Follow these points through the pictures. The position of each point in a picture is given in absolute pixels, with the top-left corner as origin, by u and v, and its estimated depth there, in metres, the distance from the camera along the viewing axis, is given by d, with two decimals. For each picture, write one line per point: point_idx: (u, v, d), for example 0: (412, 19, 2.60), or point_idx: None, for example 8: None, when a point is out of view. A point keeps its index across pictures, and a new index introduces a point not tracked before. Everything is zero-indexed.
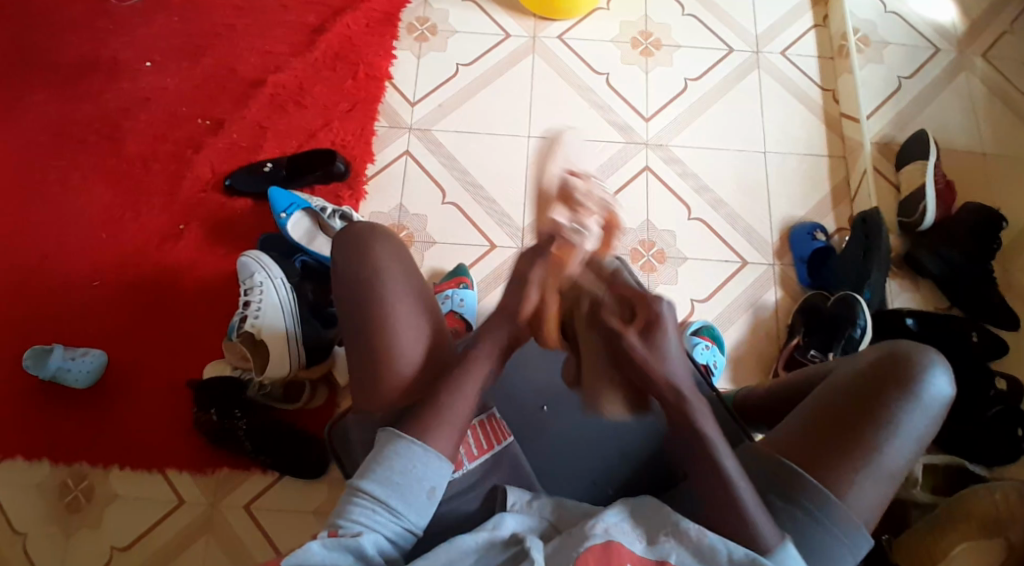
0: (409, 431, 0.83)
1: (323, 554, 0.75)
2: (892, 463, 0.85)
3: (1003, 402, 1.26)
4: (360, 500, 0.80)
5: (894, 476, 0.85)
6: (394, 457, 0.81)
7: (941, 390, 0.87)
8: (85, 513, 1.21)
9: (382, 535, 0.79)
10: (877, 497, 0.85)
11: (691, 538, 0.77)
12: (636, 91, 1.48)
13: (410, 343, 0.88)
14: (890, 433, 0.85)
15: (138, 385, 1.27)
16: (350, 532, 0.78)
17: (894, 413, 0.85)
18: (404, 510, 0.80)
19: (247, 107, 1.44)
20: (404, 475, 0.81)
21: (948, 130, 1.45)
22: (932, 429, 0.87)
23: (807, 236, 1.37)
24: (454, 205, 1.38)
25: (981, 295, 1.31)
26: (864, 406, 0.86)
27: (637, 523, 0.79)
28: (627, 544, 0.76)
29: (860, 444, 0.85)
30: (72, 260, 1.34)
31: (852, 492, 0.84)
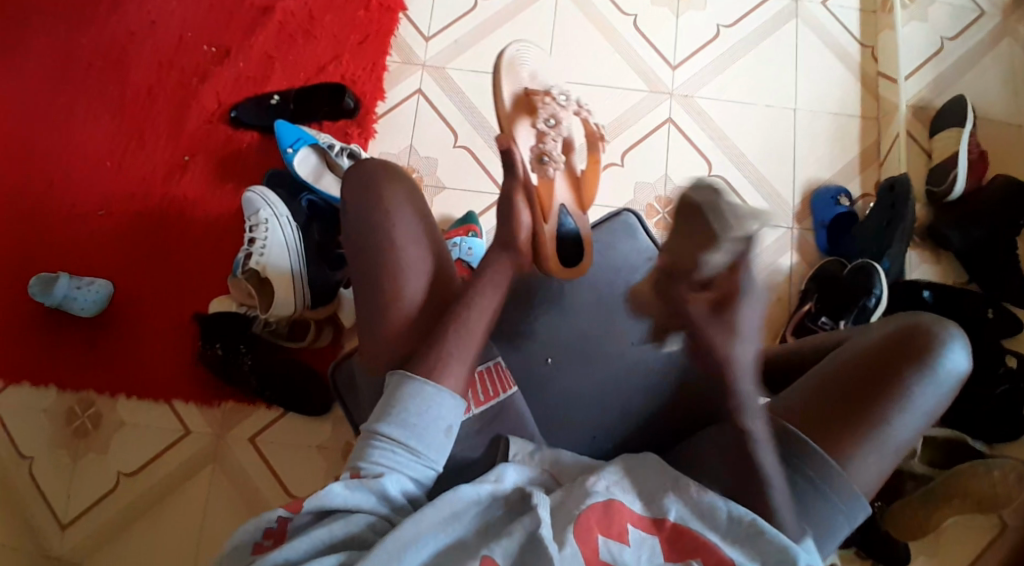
0: (418, 371, 0.82)
1: (345, 496, 0.75)
2: (900, 437, 0.83)
3: (1012, 381, 1.23)
4: (378, 442, 0.79)
5: (899, 450, 0.84)
6: (409, 398, 0.81)
7: (955, 366, 0.85)
8: (92, 440, 1.23)
9: (404, 475, 0.78)
10: (882, 468, 0.83)
11: (691, 495, 0.78)
12: (663, 37, 1.41)
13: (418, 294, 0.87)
14: (899, 405, 0.83)
15: (143, 317, 1.27)
16: (371, 474, 0.78)
17: (906, 388, 0.83)
18: (424, 449, 0.80)
19: (256, 34, 1.39)
20: (420, 415, 0.80)
21: (987, 98, 1.38)
22: (943, 405, 0.85)
23: (831, 200, 1.33)
24: (466, 149, 1.34)
25: (1001, 272, 1.28)
26: (874, 378, 0.84)
27: (637, 482, 0.80)
28: (628, 502, 0.77)
29: (868, 415, 0.83)
30: (78, 186, 1.32)
31: (857, 463, 0.82)
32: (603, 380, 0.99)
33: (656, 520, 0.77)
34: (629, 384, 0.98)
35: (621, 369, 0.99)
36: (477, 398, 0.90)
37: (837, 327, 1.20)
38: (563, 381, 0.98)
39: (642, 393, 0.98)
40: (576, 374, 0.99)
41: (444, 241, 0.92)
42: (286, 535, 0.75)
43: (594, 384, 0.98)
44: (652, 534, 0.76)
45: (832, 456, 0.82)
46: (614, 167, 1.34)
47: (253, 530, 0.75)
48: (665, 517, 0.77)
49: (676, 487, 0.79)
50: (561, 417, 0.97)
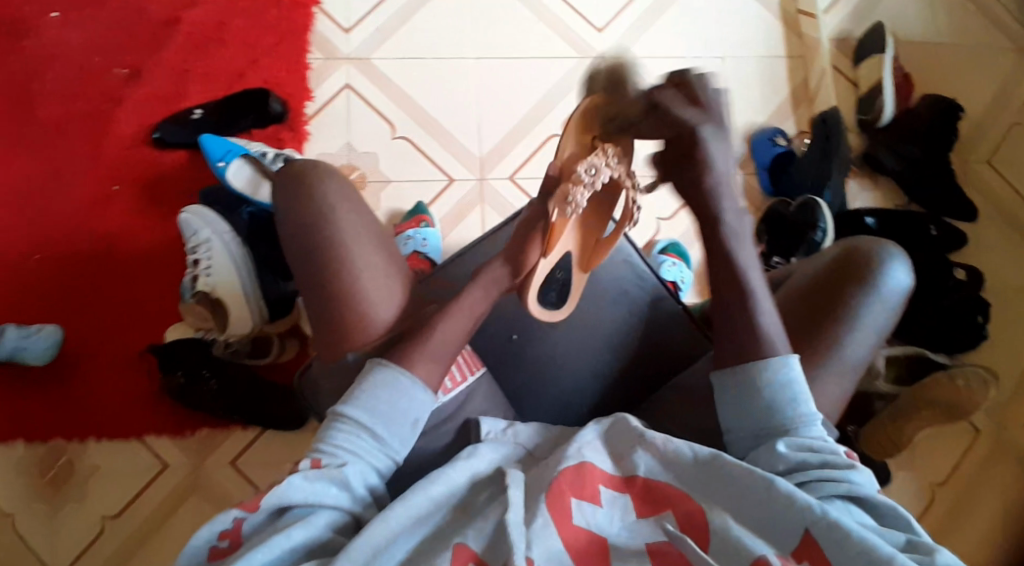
0: (392, 360, 0.83)
1: (305, 490, 0.75)
2: (854, 356, 0.87)
3: (962, 291, 1.28)
4: (342, 426, 0.80)
5: (856, 368, 0.88)
6: (378, 387, 0.82)
7: (898, 282, 0.89)
8: (68, 490, 1.20)
9: (366, 465, 0.79)
10: (842, 389, 0.87)
11: (658, 447, 0.79)
12: (585, 2, 1.41)
13: (376, 286, 0.89)
14: (848, 326, 0.87)
15: (101, 358, 1.24)
16: (334, 463, 0.78)
17: (854, 309, 0.87)
18: (388, 437, 0.81)
19: (169, 50, 1.35)
20: (389, 404, 0.81)
21: (904, 21, 1.42)
22: (891, 322, 0.89)
23: (769, 141, 1.35)
24: (405, 139, 1.33)
25: (939, 189, 1.32)
26: (822, 303, 0.89)
27: (608, 444, 0.81)
28: (598, 463, 0.79)
29: (818, 339, 0.87)
30: (10, 234, 1.27)
31: (817, 387, 0.86)
32: (569, 342, 1.01)
33: (628, 478, 0.78)
34: (591, 342, 1.01)
35: (579, 328, 1.01)
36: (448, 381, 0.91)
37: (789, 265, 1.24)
38: (528, 352, 1.00)
39: (607, 356, 1.01)
40: (544, 346, 1.00)
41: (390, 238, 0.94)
42: (243, 537, 0.74)
43: (557, 346, 1.00)
44: (625, 492, 0.77)
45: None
46: (556, 137, 1.34)
47: (209, 534, 0.74)
48: (636, 473, 0.78)
49: (644, 443, 0.80)
50: (529, 384, 1.00)
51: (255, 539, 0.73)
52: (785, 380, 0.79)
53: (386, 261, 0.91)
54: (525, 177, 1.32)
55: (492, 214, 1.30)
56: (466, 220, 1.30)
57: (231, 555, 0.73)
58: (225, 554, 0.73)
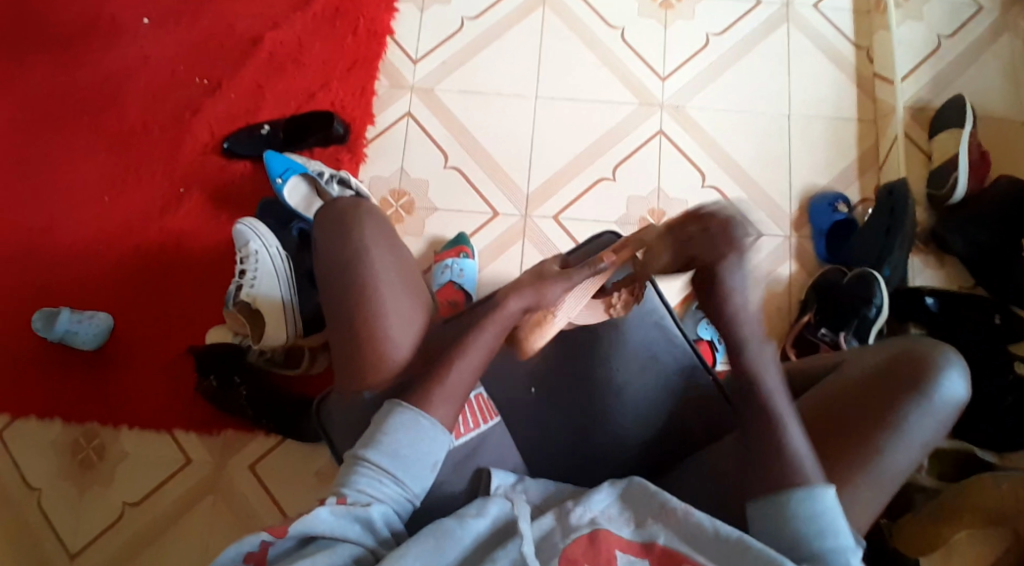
0: (407, 400, 0.86)
1: (331, 523, 0.76)
2: (895, 467, 0.84)
3: (1022, 390, 1.18)
4: (366, 470, 0.81)
5: (895, 480, 0.85)
6: (399, 429, 0.84)
7: (953, 395, 0.86)
8: (96, 471, 1.25)
9: (389, 507, 0.80)
10: (877, 500, 0.84)
11: (677, 518, 0.78)
12: (653, 48, 1.40)
13: (400, 326, 0.92)
14: (894, 435, 0.84)
15: (142, 349, 1.29)
16: (359, 502, 0.79)
17: (902, 416, 0.85)
18: (408, 480, 0.82)
19: (247, 65, 1.40)
20: (410, 447, 0.83)
21: (988, 95, 1.35)
22: (940, 436, 0.87)
23: (829, 207, 1.30)
24: (456, 169, 1.34)
25: (1011, 276, 1.24)
26: (868, 405, 0.86)
27: (625, 507, 0.81)
28: (615, 528, 0.78)
29: (857, 442, 0.85)
30: (78, 222, 1.34)
31: (849, 493, 0.83)
32: (598, 403, 0.98)
33: (646, 544, 0.78)
34: (626, 408, 0.98)
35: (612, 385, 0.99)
36: (460, 427, 0.92)
37: (837, 339, 1.19)
38: (551, 404, 0.99)
39: (625, 419, 0.97)
40: (560, 401, 0.99)
41: (416, 272, 0.99)
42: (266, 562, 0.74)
43: (585, 405, 0.98)
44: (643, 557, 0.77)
45: (818, 484, 0.83)
46: (606, 181, 1.33)
47: (234, 554, 0.73)
48: (654, 541, 0.78)
49: (663, 513, 0.79)
50: (551, 439, 0.98)
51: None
52: (813, 511, 0.77)
53: (414, 306, 0.95)
54: (571, 218, 1.31)
55: (533, 252, 1.30)
56: (507, 254, 1.30)
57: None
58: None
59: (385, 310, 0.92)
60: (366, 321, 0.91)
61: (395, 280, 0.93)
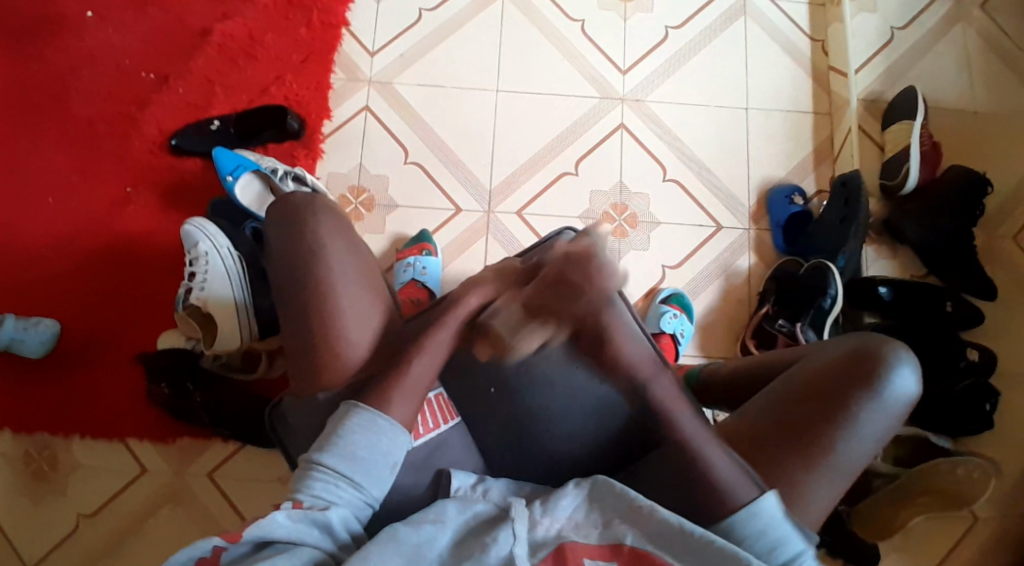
0: (365, 401, 0.84)
1: (287, 528, 0.74)
2: (850, 462, 0.86)
3: (973, 375, 1.22)
4: (321, 474, 0.80)
5: (851, 473, 0.87)
6: (357, 430, 0.82)
7: (904, 388, 0.88)
8: (48, 483, 1.21)
9: (347, 510, 0.79)
10: (833, 493, 0.86)
11: (644, 516, 0.78)
12: (613, 41, 1.39)
13: (357, 326, 0.90)
14: (850, 430, 0.86)
15: (92, 356, 1.24)
16: (316, 506, 0.78)
17: (857, 412, 0.87)
18: (367, 483, 0.81)
19: (196, 59, 1.36)
20: (368, 450, 0.82)
21: (939, 87, 1.38)
22: (893, 427, 0.89)
23: (784, 200, 1.32)
24: (416, 165, 1.32)
25: (961, 265, 1.27)
26: (825, 401, 0.88)
27: (592, 507, 0.80)
28: (581, 538, 0.78)
29: (814, 438, 0.86)
30: (21, 223, 1.29)
31: (806, 487, 0.85)
32: (564, 400, 0.96)
33: (614, 546, 0.78)
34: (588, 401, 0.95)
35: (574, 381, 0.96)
36: (418, 427, 0.92)
37: (794, 330, 1.20)
38: (512, 404, 0.96)
39: (586, 419, 0.95)
40: (524, 400, 0.96)
41: (376, 269, 0.96)
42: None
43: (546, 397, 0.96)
44: (612, 559, 0.77)
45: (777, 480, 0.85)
46: (569, 176, 1.32)
47: (187, 560, 0.72)
48: (621, 540, 0.78)
49: (631, 513, 0.79)
50: (512, 432, 0.96)
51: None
52: (757, 529, 0.81)
53: (370, 297, 0.92)
54: (533, 213, 1.30)
55: (496, 248, 1.29)
56: (470, 251, 1.28)
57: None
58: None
59: (342, 312, 0.89)
60: (323, 323, 0.89)
61: (350, 276, 0.91)
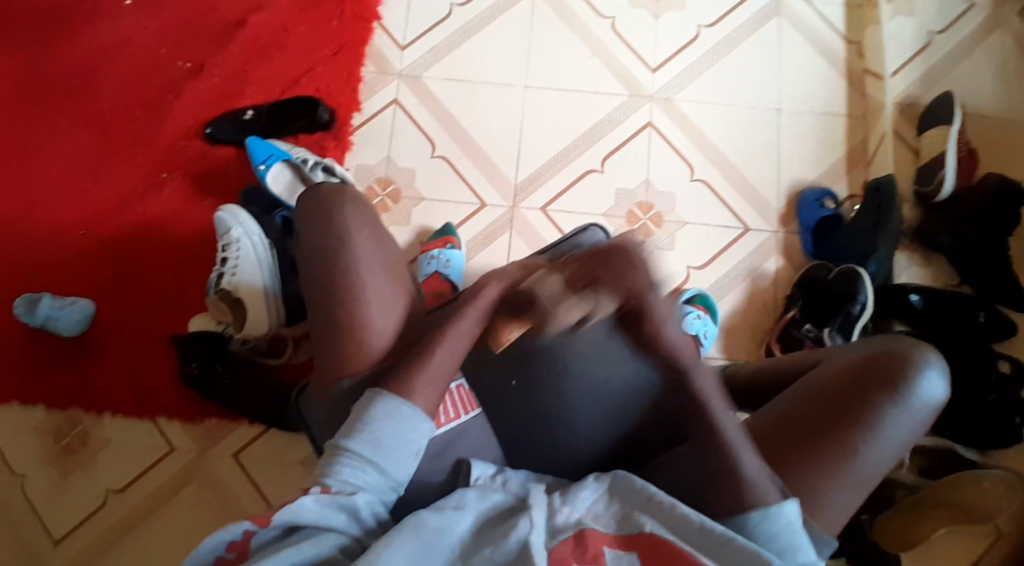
0: (387, 388, 0.85)
1: (315, 512, 0.76)
2: (870, 468, 0.85)
3: (1003, 388, 1.20)
4: (347, 459, 0.81)
5: (870, 479, 0.85)
6: (381, 418, 0.83)
7: (928, 393, 0.87)
8: (80, 457, 1.24)
9: (374, 495, 0.80)
10: (852, 499, 0.85)
11: (665, 512, 0.79)
12: (643, 39, 1.39)
13: (378, 313, 0.91)
14: (871, 435, 0.85)
15: (125, 336, 1.28)
16: (343, 491, 0.79)
17: (879, 418, 0.85)
18: (392, 469, 0.82)
19: (233, 50, 1.39)
20: (392, 437, 0.83)
21: (977, 91, 1.35)
22: (916, 435, 0.87)
23: (816, 203, 1.30)
24: (443, 158, 1.33)
25: (996, 275, 1.24)
26: (845, 406, 0.86)
27: (613, 502, 0.81)
28: (599, 527, 0.78)
29: (834, 443, 0.85)
30: (62, 206, 1.33)
31: (823, 491, 0.84)
32: (579, 395, 0.97)
33: (629, 535, 0.77)
34: (620, 393, 0.97)
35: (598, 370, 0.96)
36: (440, 417, 0.93)
37: (821, 335, 1.20)
38: (527, 396, 0.97)
39: (597, 413, 0.97)
40: (538, 392, 0.97)
41: (400, 258, 0.97)
42: (250, 550, 0.74)
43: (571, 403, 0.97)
44: (630, 550, 0.76)
45: (793, 484, 0.84)
46: (594, 173, 1.32)
47: (216, 544, 0.74)
48: (641, 529, 0.77)
49: (650, 508, 0.79)
50: (541, 431, 0.96)
51: (262, 554, 0.74)
52: (770, 532, 0.80)
53: (394, 289, 0.94)
54: (558, 209, 1.30)
55: (520, 243, 1.29)
56: (494, 245, 1.29)
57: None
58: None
59: (365, 298, 0.91)
60: (346, 309, 0.90)
61: (376, 269, 0.92)
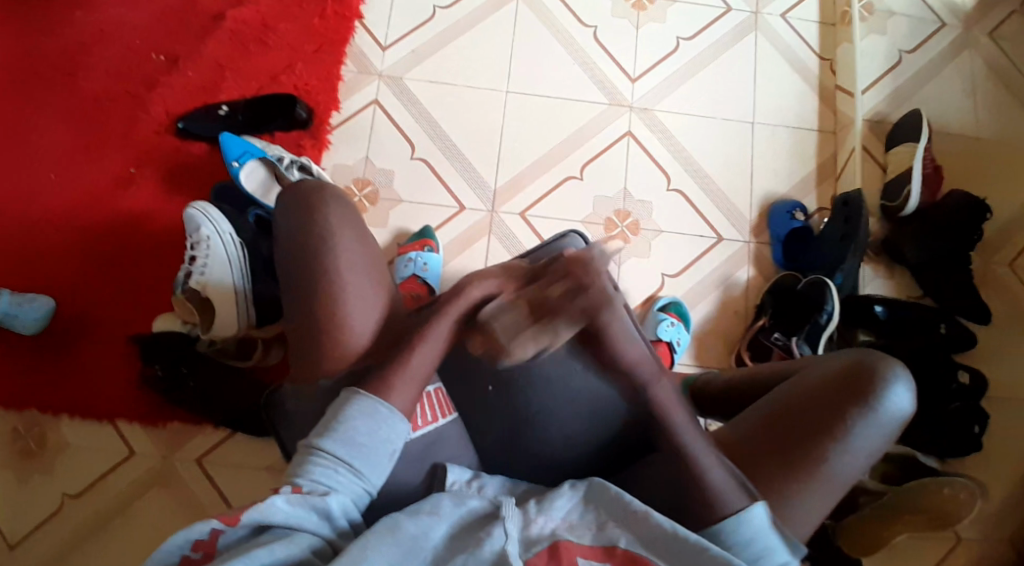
0: (365, 388, 0.84)
1: (286, 513, 0.74)
2: (842, 475, 0.87)
3: (963, 398, 1.24)
4: (320, 460, 0.79)
5: (842, 486, 0.88)
6: (357, 418, 0.82)
7: (900, 406, 0.89)
8: (36, 459, 1.20)
9: (347, 497, 0.79)
10: (824, 505, 0.88)
11: (639, 520, 0.79)
12: (625, 48, 1.40)
13: (361, 315, 0.90)
14: (845, 445, 0.87)
15: (88, 334, 1.24)
16: (315, 491, 0.77)
17: (853, 428, 0.87)
18: (367, 471, 0.81)
19: (207, 43, 1.35)
20: (368, 437, 0.82)
21: (943, 111, 1.39)
22: (887, 444, 0.89)
23: (786, 215, 1.33)
24: (423, 161, 1.32)
25: (957, 290, 1.29)
26: (821, 418, 0.88)
27: (587, 512, 0.82)
28: (575, 538, 0.78)
29: (810, 453, 0.87)
30: (22, 198, 1.28)
31: (797, 499, 0.86)
32: (562, 403, 0.96)
33: (607, 548, 0.78)
34: (597, 398, 0.96)
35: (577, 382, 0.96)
36: (417, 419, 0.91)
37: (789, 343, 1.21)
38: (510, 406, 0.96)
39: (580, 422, 0.96)
40: (522, 398, 0.96)
41: (383, 262, 0.96)
42: (217, 549, 0.73)
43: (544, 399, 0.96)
44: (604, 560, 0.77)
45: (760, 487, 0.86)
46: (573, 180, 1.33)
47: (184, 542, 0.72)
48: (615, 544, 0.78)
49: (625, 517, 0.80)
50: (518, 429, 0.96)
51: (231, 553, 0.72)
52: (744, 539, 0.82)
53: (375, 288, 0.92)
54: (537, 215, 1.31)
55: (499, 248, 1.29)
56: (472, 250, 1.28)
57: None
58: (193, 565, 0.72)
59: (347, 301, 0.89)
60: (330, 311, 0.89)
61: (359, 268, 0.91)
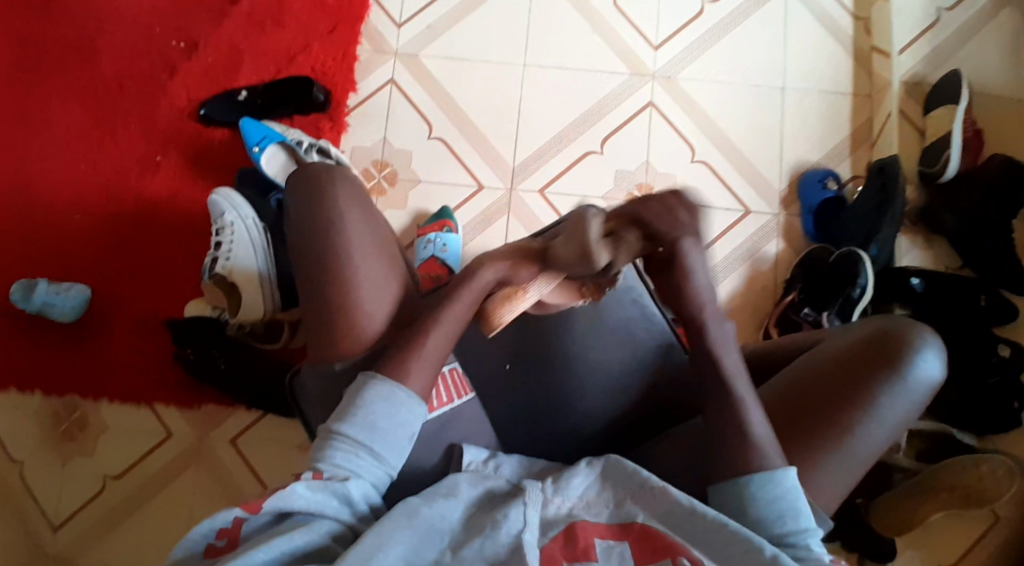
0: (383, 371, 0.84)
1: (307, 498, 0.75)
2: (867, 447, 0.83)
3: (1003, 372, 1.19)
4: (340, 445, 0.80)
5: (868, 458, 0.84)
6: (374, 402, 0.82)
7: (927, 375, 0.85)
8: (78, 443, 1.25)
9: (368, 482, 0.79)
10: (849, 478, 0.84)
11: (656, 497, 0.78)
12: (646, 14, 1.36)
13: (373, 297, 0.89)
14: (870, 415, 0.83)
15: (121, 320, 1.27)
16: (336, 477, 0.78)
17: (877, 397, 0.84)
18: (385, 454, 0.81)
19: (224, 26, 1.36)
20: (386, 420, 0.82)
21: (985, 70, 1.32)
22: (914, 413, 0.86)
23: (818, 183, 1.28)
24: (440, 140, 1.31)
25: (1001, 258, 1.22)
26: (845, 388, 0.85)
27: (604, 488, 0.81)
28: (592, 517, 0.78)
29: (834, 424, 0.83)
30: (54, 188, 1.31)
31: (821, 471, 0.83)
32: (573, 385, 0.95)
33: (624, 526, 0.77)
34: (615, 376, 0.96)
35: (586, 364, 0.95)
36: (432, 401, 0.90)
37: (821, 318, 1.17)
38: (522, 387, 0.96)
39: (598, 401, 0.95)
40: (538, 379, 0.95)
41: (393, 243, 0.95)
42: (240, 537, 0.74)
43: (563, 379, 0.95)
44: (622, 540, 0.75)
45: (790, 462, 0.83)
46: (594, 155, 1.30)
47: (208, 530, 0.73)
48: (632, 521, 0.77)
49: (641, 493, 0.79)
50: (538, 406, 0.95)
51: (253, 540, 0.73)
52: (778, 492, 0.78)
53: (387, 268, 0.92)
54: (556, 192, 1.29)
55: (518, 227, 1.28)
56: (493, 229, 1.27)
57: (225, 554, 0.73)
58: (219, 552, 0.73)
59: (359, 283, 0.89)
60: (340, 294, 0.89)
61: (368, 251, 0.90)
